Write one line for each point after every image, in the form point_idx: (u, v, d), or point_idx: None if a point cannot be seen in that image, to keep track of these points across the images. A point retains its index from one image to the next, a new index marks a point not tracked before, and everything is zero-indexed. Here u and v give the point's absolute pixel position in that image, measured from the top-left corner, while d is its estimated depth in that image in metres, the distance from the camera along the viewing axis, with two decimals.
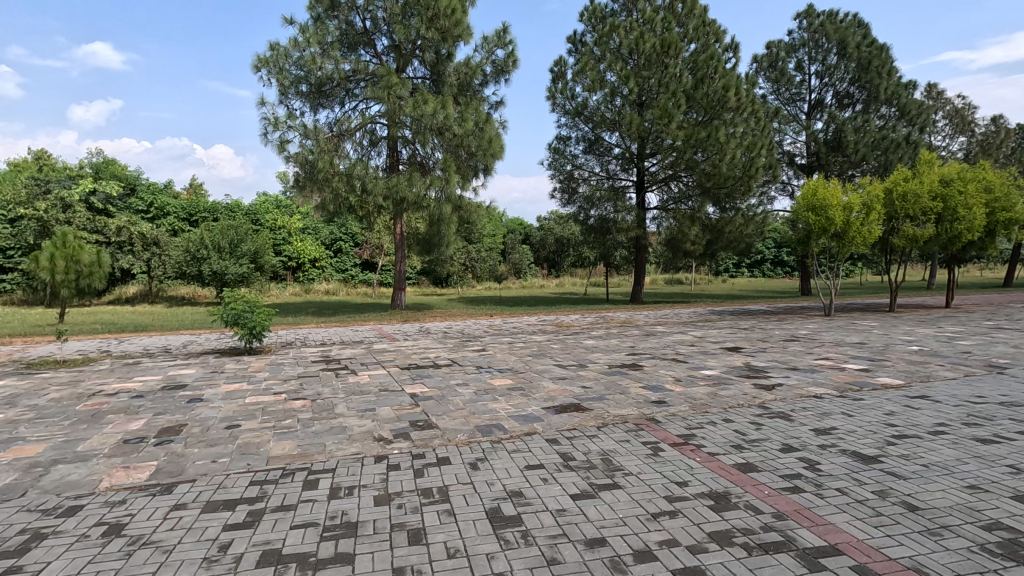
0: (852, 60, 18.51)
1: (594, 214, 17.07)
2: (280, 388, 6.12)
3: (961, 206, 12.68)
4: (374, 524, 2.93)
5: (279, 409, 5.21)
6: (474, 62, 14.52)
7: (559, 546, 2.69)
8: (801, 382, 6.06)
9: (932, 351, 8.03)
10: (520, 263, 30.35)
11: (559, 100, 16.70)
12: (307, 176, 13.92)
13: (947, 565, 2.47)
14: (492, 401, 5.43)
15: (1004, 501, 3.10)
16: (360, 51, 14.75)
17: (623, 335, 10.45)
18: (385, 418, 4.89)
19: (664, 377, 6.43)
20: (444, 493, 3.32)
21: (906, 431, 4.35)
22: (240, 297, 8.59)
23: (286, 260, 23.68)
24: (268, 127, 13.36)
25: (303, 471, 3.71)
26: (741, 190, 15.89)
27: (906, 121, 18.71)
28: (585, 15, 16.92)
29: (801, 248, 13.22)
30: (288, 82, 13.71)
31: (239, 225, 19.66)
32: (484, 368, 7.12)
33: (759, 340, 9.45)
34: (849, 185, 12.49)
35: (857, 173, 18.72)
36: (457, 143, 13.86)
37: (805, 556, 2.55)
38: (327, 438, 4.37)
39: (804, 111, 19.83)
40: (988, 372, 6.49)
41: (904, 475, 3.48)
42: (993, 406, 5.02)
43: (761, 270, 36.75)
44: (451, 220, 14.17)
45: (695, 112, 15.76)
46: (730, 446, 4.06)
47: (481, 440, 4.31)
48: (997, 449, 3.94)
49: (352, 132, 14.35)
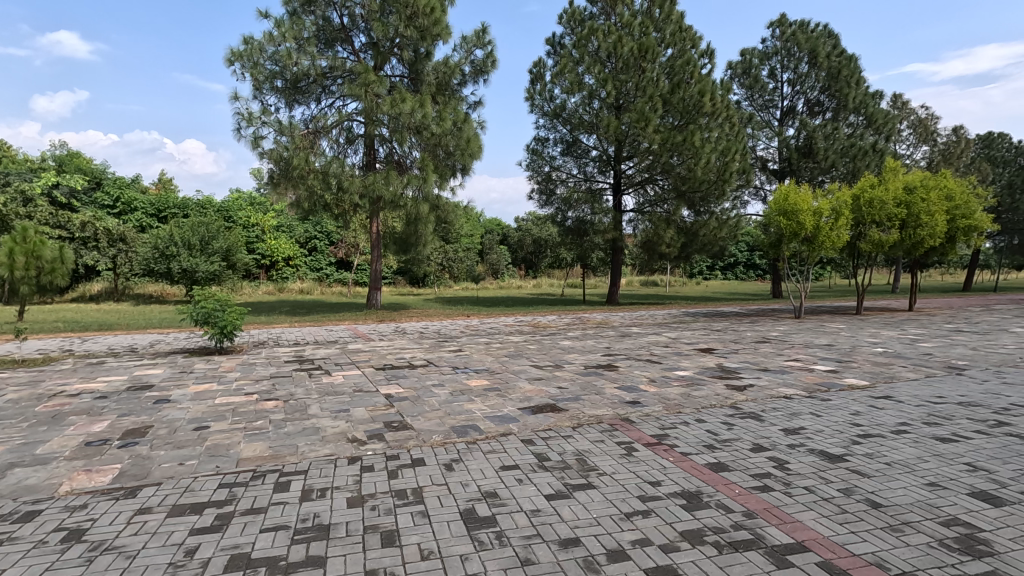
0: (823, 69, 19.00)
1: (571, 216, 17.16)
2: (252, 389, 6.00)
3: (924, 213, 13.09)
4: (347, 526, 2.90)
5: (249, 410, 5.11)
6: (452, 62, 14.47)
7: (533, 546, 2.69)
8: (772, 383, 6.19)
9: (897, 353, 8.29)
10: (498, 263, 30.36)
11: (538, 101, 16.77)
12: (281, 172, 13.65)
13: (908, 560, 2.55)
14: (468, 401, 5.41)
15: (961, 497, 3.22)
16: (337, 48, 14.59)
17: (599, 335, 10.54)
18: (359, 419, 4.84)
19: (638, 377, 6.51)
20: (417, 495, 3.29)
21: (871, 430, 4.48)
22: (211, 296, 8.38)
23: (259, 258, 23.28)
24: (241, 122, 13.10)
25: (274, 473, 3.65)
26: (716, 193, 16.11)
27: (872, 130, 19.32)
28: (564, 17, 17.03)
29: (772, 251, 13.49)
30: (263, 76, 13.46)
31: (211, 222, 19.22)
32: (460, 368, 7.10)
33: (732, 341, 9.63)
34: (819, 191, 12.80)
35: (827, 179, 19.14)
36: (435, 142, 13.80)
37: (772, 553, 2.60)
38: (299, 439, 4.31)
39: (776, 118, 20.26)
40: (947, 373, 6.74)
41: (869, 474, 3.58)
42: (952, 406, 5.20)
43: (734, 272, 37.50)
44: (428, 220, 14.07)
45: (671, 116, 16.00)
46: (702, 446, 4.12)
47: (456, 440, 4.30)
48: (956, 447, 4.08)
49: (329, 129, 14.11)
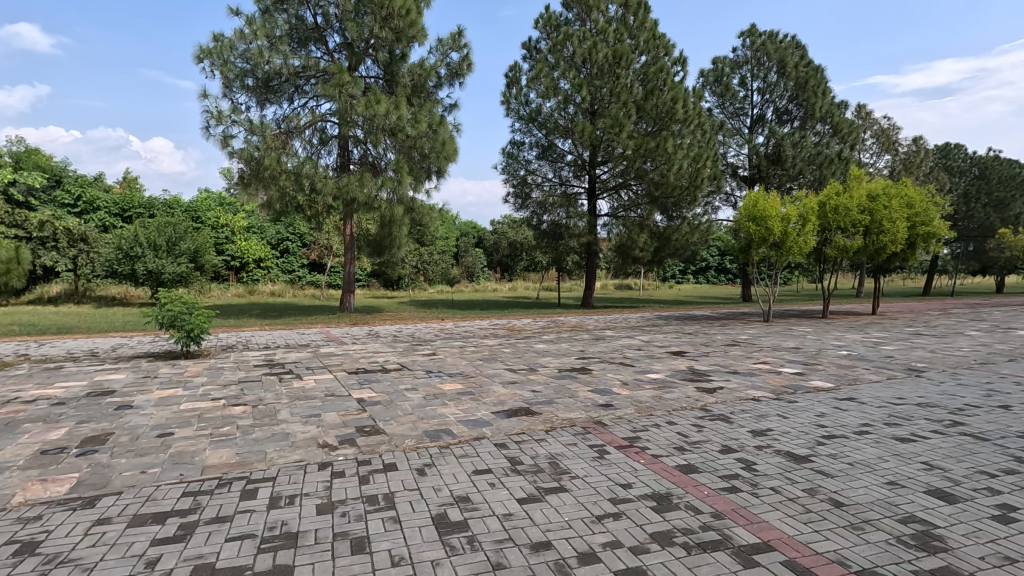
0: (791, 78, 19.52)
1: (547, 219, 17.38)
2: (219, 394, 5.85)
3: (887, 220, 13.54)
4: (316, 534, 2.86)
5: (216, 416, 4.99)
6: (428, 64, 14.38)
7: (504, 550, 2.69)
8: (741, 385, 6.32)
9: (859, 356, 8.55)
10: (474, 266, 30.32)
11: (514, 105, 16.85)
12: (252, 173, 13.40)
13: (868, 557, 2.63)
14: (441, 406, 5.37)
15: (918, 495, 3.33)
16: (310, 47, 14.40)
17: (573, 338, 10.62)
18: (330, 424, 4.76)
19: (611, 380, 6.56)
20: (389, 501, 3.26)
21: (834, 431, 4.61)
22: (178, 297, 8.15)
23: (228, 260, 22.77)
24: (210, 120, 12.83)
25: (241, 480, 3.57)
26: (688, 199, 16.35)
27: (838, 139, 19.96)
28: (539, 23, 17.16)
29: (742, 256, 13.75)
30: (233, 74, 13.18)
31: (179, 223, 18.75)
32: (434, 372, 7.05)
33: (703, 344, 9.80)
34: (787, 197, 13.15)
35: (795, 186, 19.64)
36: (410, 144, 13.70)
37: (740, 554, 2.65)
38: (268, 445, 4.22)
39: (746, 125, 20.72)
40: (907, 375, 6.97)
41: (833, 474, 3.68)
42: (911, 407, 5.39)
43: (705, 276, 38.26)
44: (402, 222, 14.03)
45: (644, 123, 16.19)
46: (672, 448, 4.19)
47: (429, 445, 4.27)
48: (914, 447, 4.22)
49: (301, 129, 13.90)
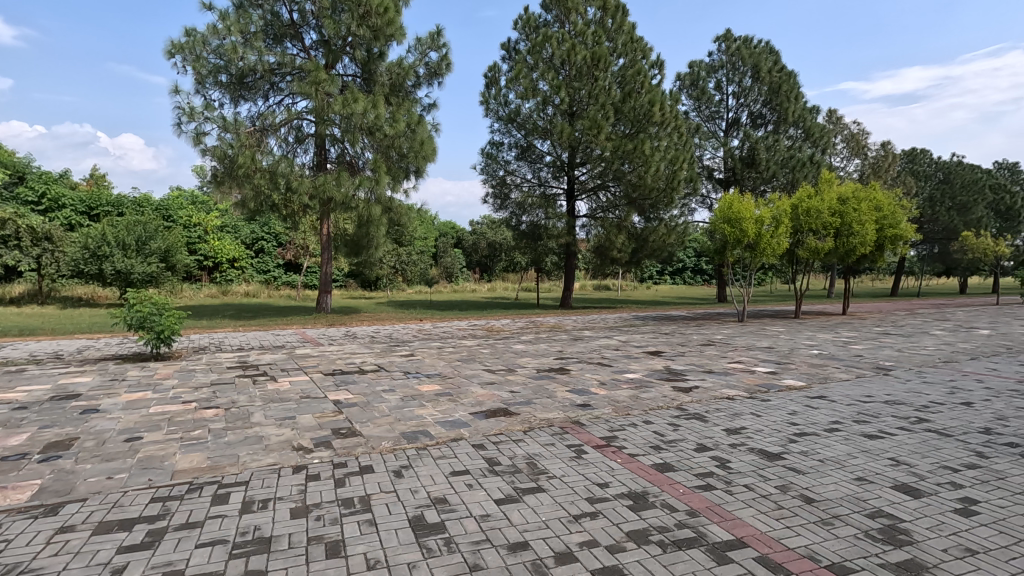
0: (765, 83, 19.91)
1: (526, 220, 17.42)
2: (190, 397, 5.72)
3: (857, 222, 13.89)
4: (290, 538, 2.81)
5: (187, 420, 4.87)
6: (407, 63, 14.27)
7: (481, 551, 2.68)
8: (716, 384, 6.42)
9: (830, 355, 8.75)
10: (453, 266, 30.23)
11: (493, 105, 16.86)
12: (225, 171, 13.14)
13: (837, 551, 2.69)
14: (418, 407, 5.33)
15: (886, 491, 3.42)
16: (286, 44, 14.18)
17: (551, 339, 10.66)
18: (305, 426, 4.69)
19: (589, 380, 6.61)
20: (365, 503, 3.22)
21: (806, 429, 4.71)
22: (147, 298, 7.94)
23: (201, 259, 22.29)
24: (181, 117, 12.53)
25: (212, 485, 3.49)
26: (664, 201, 16.56)
27: (810, 142, 20.43)
28: (519, 23, 17.18)
29: (717, 257, 13.97)
30: (206, 70, 12.90)
31: (149, 222, 18.28)
32: (412, 373, 7.00)
33: (679, 344, 9.93)
34: (760, 200, 13.39)
35: (768, 189, 20.03)
36: (388, 143, 13.57)
37: (714, 551, 2.69)
38: (241, 449, 4.14)
39: (722, 129, 21.05)
40: (876, 374, 7.16)
41: (804, 470, 3.76)
42: (879, 404, 5.54)
43: (682, 277, 38.81)
44: (379, 221, 13.90)
45: (622, 125, 16.33)
46: (648, 447, 4.23)
47: (406, 446, 4.24)
48: (881, 443, 4.34)
49: (277, 127, 13.69)
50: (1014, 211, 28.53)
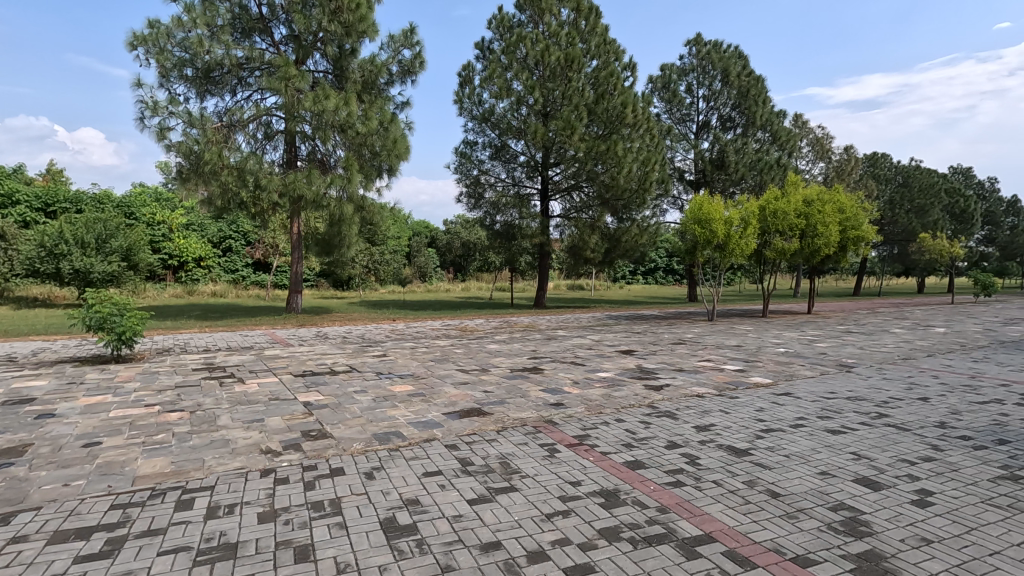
0: (734, 87, 20.34)
1: (500, 220, 17.41)
2: (153, 400, 5.54)
3: (821, 224, 14.30)
4: (257, 543, 2.75)
5: (149, 424, 4.72)
6: (379, 60, 14.10)
7: (453, 552, 2.67)
8: (686, 382, 6.52)
9: (796, 353, 8.99)
10: (426, 266, 30.01)
11: (467, 104, 16.82)
12: (191, 167, 12.80)
13: (801, 544, 2.76)
14: (391, 408, 5.28)
15: (848, 484, 3.53)
16: (255, 38, 13.87)
17: (525, 338, 10.70)
18: (274, 428, 4.60)
19: (562, 380, 6.65)
20: (335, 506, 3.18)
21: (772, 425, 4.83)
22: (107, 298, 7.66)
23: (165, 258, 21.66)
24: (144, 111, 12.13)
25: (176, 491, 3.39)
26: (637, 202, 16.77)
27: (777, 146, 20.94)
28: (493, 23, 17.17)
29: (688, 257, 14.20)
30: (170, 63, 12.56)
31: (110, 219, 17.66)
32: (385, 374, 6.93)
33: (651, 343, 10.08)
34: (729, 201, 13.67)
35: (737, 191, 20.46)
36: (360, 141, 13.39)
37: (683, 546, 2.73)
38: (206, 453, 4.03)
39: (692, 131, 21.41)
40: (838, 371, 7.39)
41: (769, 466, 3.85)
42: (842, 401, 5.72)
43: (654, 277, 39.39)
44: (352, 221, 13.73)
45: (595, 126, 16.47)
46: (620, 445, 4.27)
47: (377, 448, 4.19)
48: (843, 438, 4.48)
49: (245, 123, 13.39)
50: (968, 214, 29.76)
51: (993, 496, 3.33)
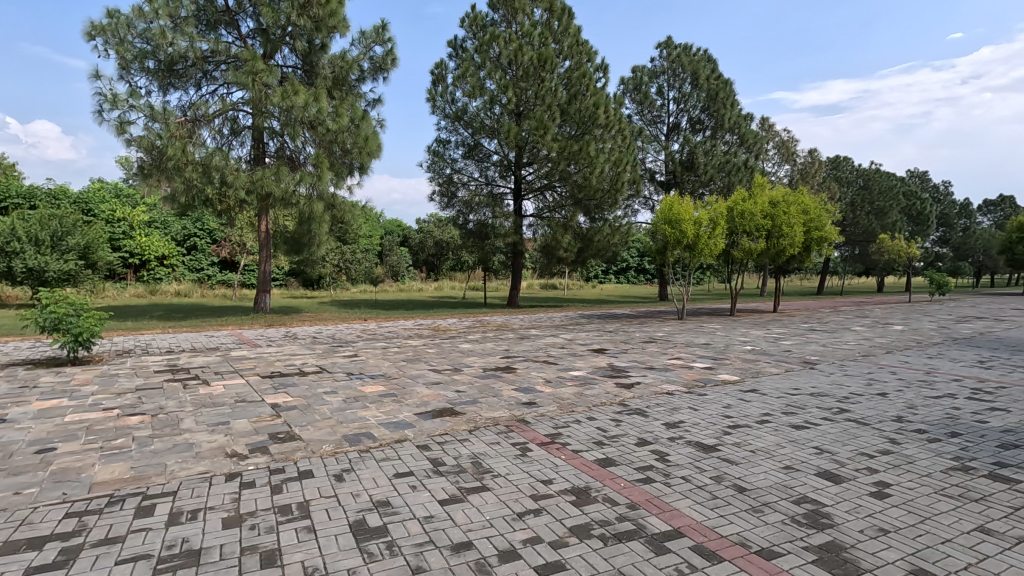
0: (703, 90, 20.71)
1: (472, 219, 17.35)
2: (112, 403, 5.35)
3: (786, 225, 14.69)
4: (221, 550, 2.68)
5: (107, 428, 4.55)
6: (350, 56, 13.90)
7: (424, 553, 2.65)
8: (656, 380, 6.62)
9: (762, 351, 9.22)
10: (398, 265, 29.73)
11: (440, 102, 16.73)
12: (153, 163, 12.40)
13: (767, 537, 2.83)
14: (361, 409, 5.21)
15: (811, 478, 3.64)
16: (221, 31, 13.51)
17: (498, 338, 10.71)
18: (240, 431, 4.49)
19: (535, 378, 6.68)
20: (303, 510, 3.12)
21: (739, 421, 4.94)
22: (63, 298, 7.36)
23: (126, 257, 20.95)
24: (103, 104, 11.70)
25: (136, 497, 3.28)
26: (609, 202, 16.94)
27: (744, 148, 21.40)
28: (466, 21, 17.10)
29: (658, 257, 14.38)
30: (131, 55, 12.15)
31: (66, 215, 16.99)
32: (356, 374, 6.84)
33: (622, 341, 10.20)
34: (699, 202, 13.91)
35: (706, 192, 20.85)
36: (330, 138, 13.18)
37: (652, 542, 2.77)
38: (169, 457, 3.91)
39: (663, 133, 21.73)
40: (802, 368, 7.61)
41: (736, 461, 3.94)
42: (806, 397, 5.88)
43: (626, 276, 39.89)
44: (322, 219, 13.50)
45: (568, 126, 16.58)
46: (591, 443, 4.31)
47: (348, 449, 4.13)
48: (807, 433, 4.61)
49: (210, 118, 13.03)
50: (924, 216, 30.95)
51: (945, 486, 3.48)
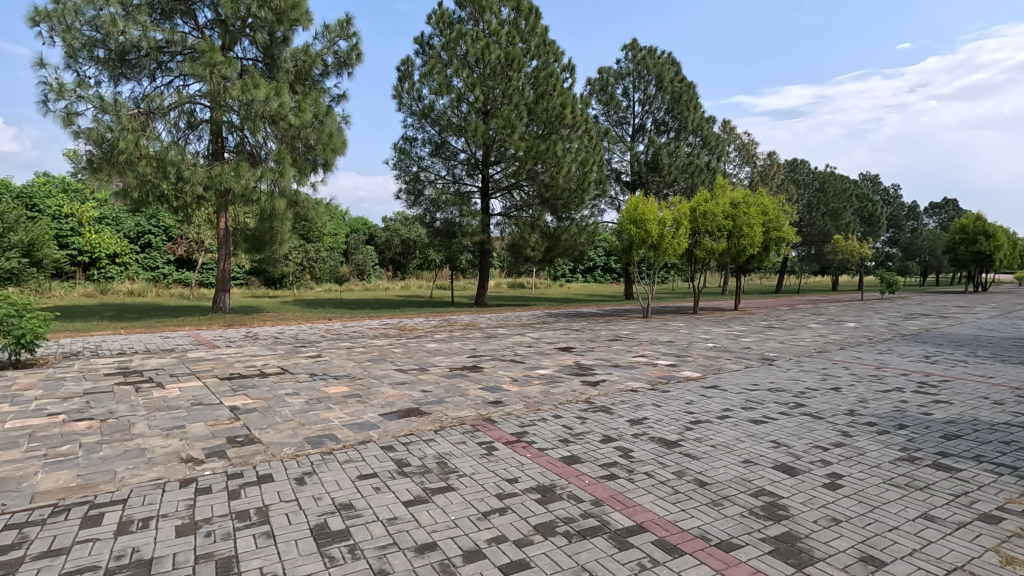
0: (667, 92, 21.09)
1: (439, 217, 17.21)
2: (58, 408, 5.09)
3: (746, 225, 15.09)
4: (174, 559, 2.58)
5: (52, 435, 4.33)
6: (313, 50, 13.61)
7: (388, 556, 2.61)
8: (621, 378, 6.70)
9: (723, 347, 9.45)
10: (364, 264, 29.29)
11: (406, 100, 16.56)
12: (103, 156, 11.85)
13: (726, 530, 2.90)
14: (324, 410, 5.11)
15: (768, 471, 3.75)
16: (177, 21, 13.01)
17: (465, 337, 10.67)
18: (196, 436, 4.34)
19: (502, 377, 6.67)
20: (262, 515, 3.03)
21: (701, 417, 5.05)
22: (3, 297, 6.96)
23: (74, 255, 20.03)
24: (48, 93, 11.12)
25: (82, 506, 3.12)
26: (576, 202, 17.07)
27: (707, 150, 21.90)
28: (432, 18, 16.95)
29: (624, 256, 14.55)
30: (79, 43, 11.58)
31: (8, 210, 16.13)
32: (319, 375, 6.70)
33: (588, 340, 10.30)
34: (663, 203, 14.16)
35: (670, 193, 21.25)
36: (293, 134, 12.85)
37: (616, 538, 2.80)
38: (119, 464, 3.75)
39: (628, 134, 22.04)
40: (761, 364, 7.84)
41: (697, 456, 4.03)
42: (764, 392, 6.06)
43: (593, 275, 40.36)
44: (285, 216, 13.16)
45: (535, 125, 16.63)
46: (557, 441, 4.33)
47: (310, 452, 4.04)
48: (765, 427, 4.75)
49: (165, 110, 12.55)
50: (875, 218, 32.30)
51: (894, 476, 3.64)
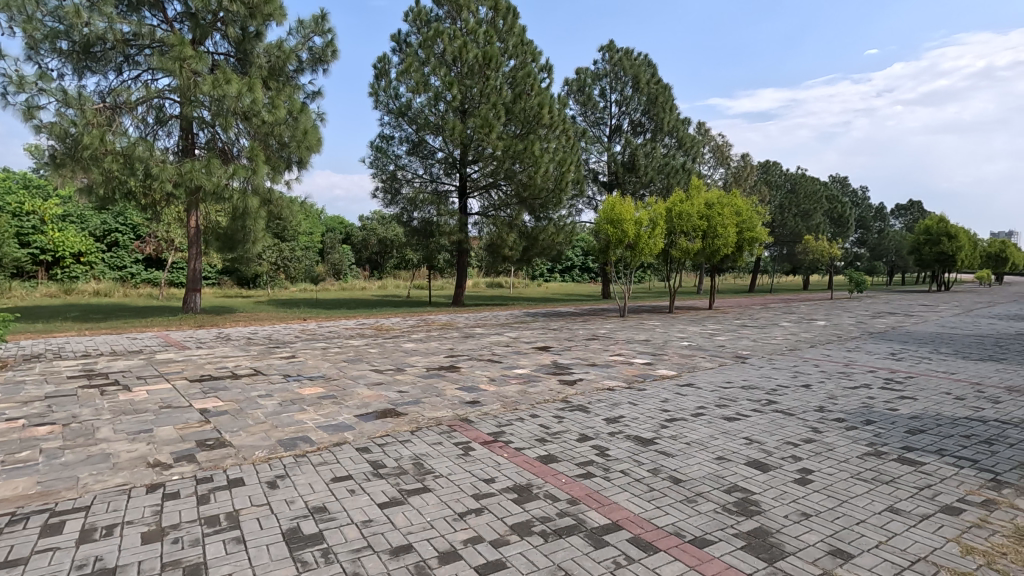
0: (643, 93, 21.31)
1: (417, 216, 17.06)
2: (18, 413, 4.90)
3: (720, 226, 15.33)
4: (139, 566, 2.51)
5: (10, 440, 4.16)
6: (288, 46, 13.36)
7: (362, 559, 2.58)
8: (598, 377, 6.74)
9: (698, 346, 9.58)
10: (340, 263, 28.92)
11: (383, 97, 16.41)
12: (66, 152, 11.45)
13: (700, 526, 2.93)
14: (298, 412, 5.02)
15: (741, 467, 3.81)
16: (144, 13, 12.64)
17: (442, 336, 10.61)
18: (164, 439, 4.22)
19: (479, 377, 6.66)
20: (233, 520, 2.96)
21: (676, 415, 5.12)
22: None
23: (36, 253, 19.34)
24: (7, 86, 10.70)
25: (42, 514, 3.01)
26: (553, 201, 17.13)
27: (682, 151, 22.20)
28: (409, 15, 16.80)
29: (601, 256, 14.66)
30: (41, 34, 11.17)
31: None
32: (292, 376, 6.59)
33: (566, 339, 10.34)
34: (640, 203, 14.30)
35: (647, 193, 21.47)
36: (266, 130, 12.62)
37: (592, 536, 2.82)
38: (82, 469, 3.63)
39: (605, 134, 22.20)
40: (735, 362, 7.98)
41: (672, 453, 4.07)
42: (738, 389, 6.17)
43: (570, 275, 40.55)
44: (258, 215, 12.90)
45: (513, 125, 16.63)
46: (534, 440, 4.34)
47: (283, 455, 3.97)
48: (738, 424, 4.83)
49: (132, 105, 12.19)
50: (844, 219, 33.16)
51: (861, 471, 3.73)
